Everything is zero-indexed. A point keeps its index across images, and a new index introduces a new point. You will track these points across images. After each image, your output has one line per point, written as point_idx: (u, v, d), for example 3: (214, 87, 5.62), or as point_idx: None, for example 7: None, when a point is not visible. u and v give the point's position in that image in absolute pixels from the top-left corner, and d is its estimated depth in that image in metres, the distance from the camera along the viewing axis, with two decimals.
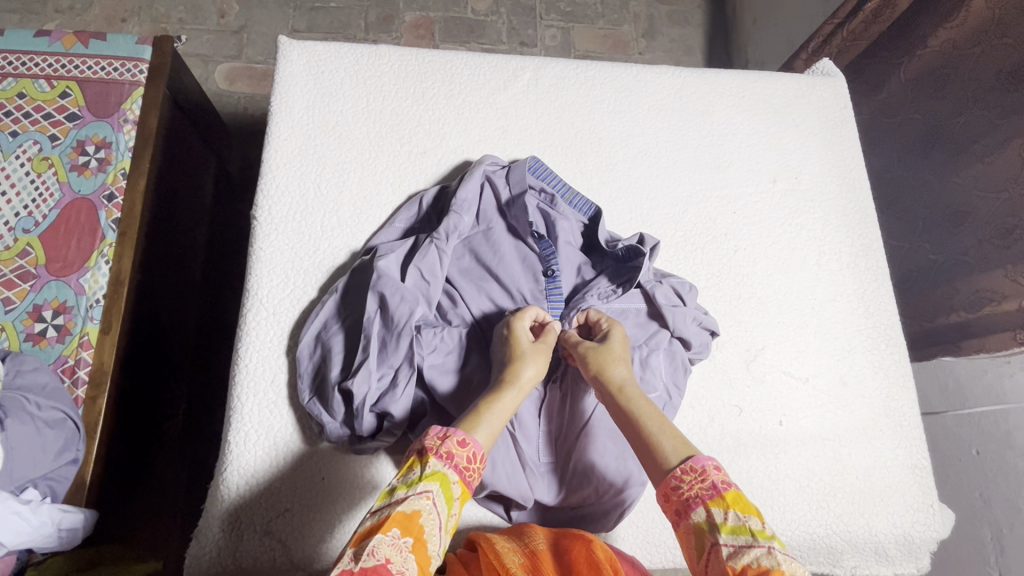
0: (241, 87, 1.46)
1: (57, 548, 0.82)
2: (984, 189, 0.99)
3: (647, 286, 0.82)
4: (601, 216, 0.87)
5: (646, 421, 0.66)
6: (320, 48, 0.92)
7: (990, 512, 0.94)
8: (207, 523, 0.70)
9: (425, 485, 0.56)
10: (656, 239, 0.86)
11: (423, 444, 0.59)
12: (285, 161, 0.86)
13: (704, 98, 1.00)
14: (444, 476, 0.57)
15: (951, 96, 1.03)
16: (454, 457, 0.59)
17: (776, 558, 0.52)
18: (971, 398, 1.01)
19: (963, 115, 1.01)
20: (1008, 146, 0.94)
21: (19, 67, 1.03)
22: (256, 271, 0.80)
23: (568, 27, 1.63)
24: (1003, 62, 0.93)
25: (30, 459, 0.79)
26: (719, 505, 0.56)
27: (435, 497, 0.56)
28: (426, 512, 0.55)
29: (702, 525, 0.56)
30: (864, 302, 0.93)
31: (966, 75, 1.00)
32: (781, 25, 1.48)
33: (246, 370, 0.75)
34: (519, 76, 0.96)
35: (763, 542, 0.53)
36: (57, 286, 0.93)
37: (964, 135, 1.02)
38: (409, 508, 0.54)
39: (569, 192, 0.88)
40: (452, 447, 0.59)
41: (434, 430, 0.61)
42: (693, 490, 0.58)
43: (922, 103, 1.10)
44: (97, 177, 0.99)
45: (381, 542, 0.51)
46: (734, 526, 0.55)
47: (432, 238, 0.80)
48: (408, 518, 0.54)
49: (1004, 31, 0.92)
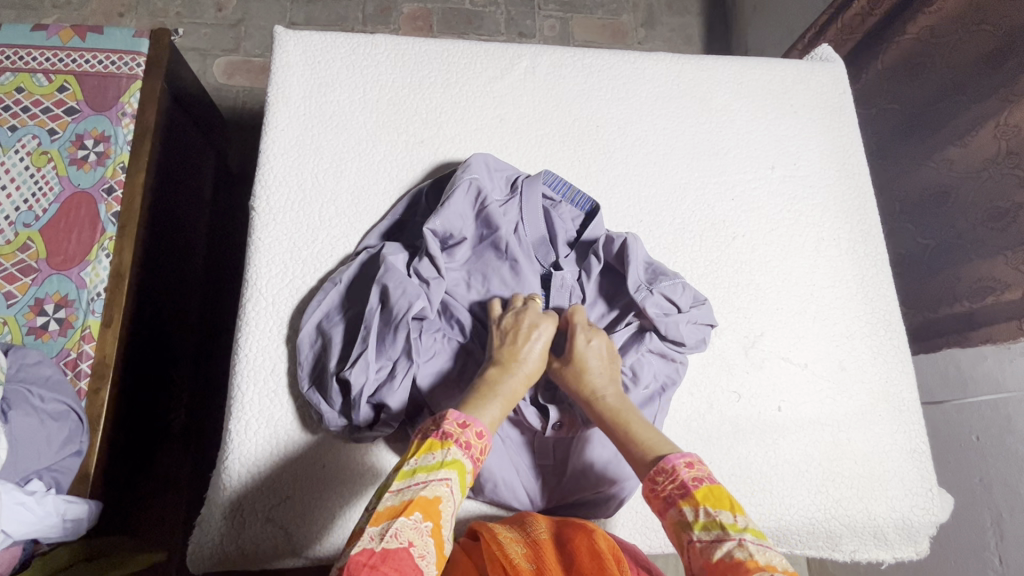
0: (240, 80, 1.46)
1: (63, 539, 0.82)
2: (960, 170, 0.99)
3: (636, 295, 0.79)
4: (598, 213, 0.86)
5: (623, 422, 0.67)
6: (317, 37, 0.92)
7: (990, 497, 0.94)
8: (209, 510, 0.71)
9: (446, 472, 0.56)
10: (625, 238, 0.83)
11: (444, 429, 0.59)
12: (283, 151, 0.86)
13: (702, 85, 1.00)
14: (463, 464, 0.58)
15: (936, 81, 1.03)
16: (472, 446, 0.59)
17: (748, 549, 0.52)
18: (970, 384, 1.01)
19: (944, 100, 1.02)
20: (983, 127, 0.94)
21: (16, 61, 1.03)
22: (254, 261, 0.80)
23: (567, 17, 1.63)
24: (982, 49, 0.93)
25: (34, 451, 0.79)
26: (689, 503, 0.57)
27: (454, 484, 0.56)
28: (446, 499, 0.55)
29: (677, 525, 0.57)
30: (862, 287, 0.93)
31: (945, 64, 1.00)
32: (781, 13, 1.47)
33: (246, 359, 0.76)
34: (517, 65, 0.96)
35: (734, 535, 0.53)
36: (59, 279, 0.93)
37: (944, 118, 1.02)
38: (430, 494, 0.54)
39: (569, 192, 0.88)
40: (471, 437, 0.60)
41: (453, 415, 0.61)
42: (666, 490, 0.59)
43: (910, 91, 1.09)
44: (96, 171, 0.99)
45: (405, 525, 0.51)
46: (706, 523, 0.55)
47: (430, 228, 0.79)
48: (429, 503, 0.54)
49: (982, 18, 0.92)
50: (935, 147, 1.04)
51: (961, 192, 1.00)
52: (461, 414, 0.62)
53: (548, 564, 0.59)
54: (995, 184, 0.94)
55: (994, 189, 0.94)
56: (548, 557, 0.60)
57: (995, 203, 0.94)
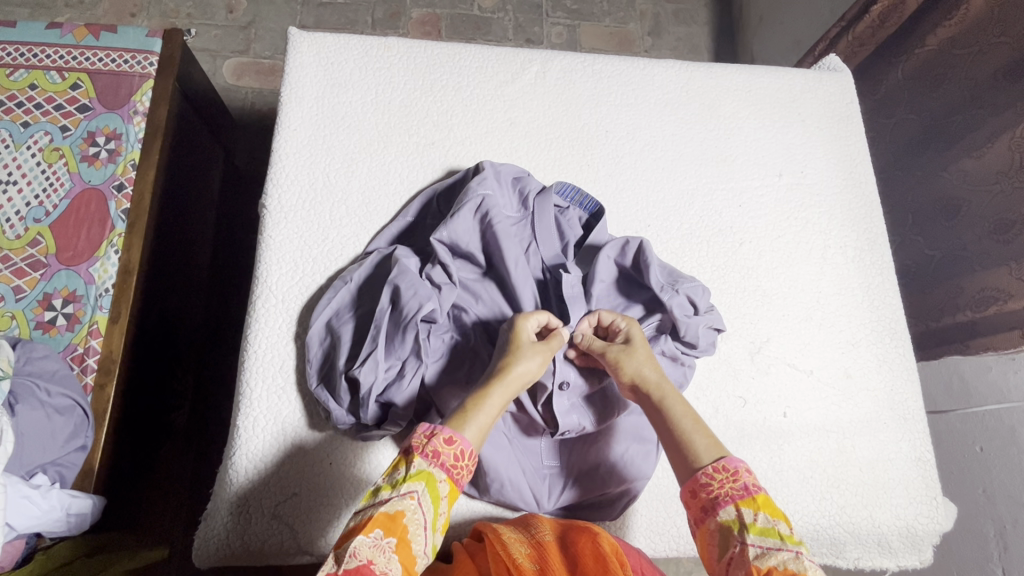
0: (249, 81, 1.48)
1: (65, 534, 0.82)
2: (976, 183, 1.00)
3: (661, 295, 0.80)
4: (603, 215, 0.86)
5: (678, 421, 0.65)
6: (329, 39, 0.93)
7: (993, 507, 0.94)
8: (216, 507, 0.71)
9: (410, 486, 0.56)
10: (640, 242, 0.83)
11: (410, 442, 0.59)
12: (294, 151, 0.87)
13: (710, 92, 1.01)
14: (430, 476, 0.57)
15: (949, 93, 1.04)
16: (440, 455, 0.58)
17: (803, 563, 0.52)
18: (974, 394, 1.02)
19: (958, 112, 1.02)
20: (998, 141, 0.95)
21: (30, 58, 1.04)
22: (265, 259, 0.81)
23: (575, 25, 1.64)
24: (1000, 61, 0.94)
25: (39, 444, 0.80)
26: (749, 505, 0.56)
27: (421, 498, 0.56)
28: (411, 513, 0.55)
29: (730, 524, 0.56)
30: (869, 296, 0.94)
31: (960, 75, 1.01)
32: (787, 24, 1.49)
33: (255, 357, 0.76)
34: (527, 70, 0.97)
35: (791, 547, 0.53)
36: (67, 275, 0.94)
37: (959, 130, 1.03)
38: (392, 509, 0.54)
39: (578, 195, 0.88)
40: (439, 445, 0.58)
41: (423, 426, 0.60)
42: (723, 488, 0.58)
43: (921, 102, 1.10)
44: (107, 168, 1.00)
45: (363, 542, 0.51)
46: (763, 528, 0.55)
47: (437, 239, 0.80)
48: (391, 519, 0.54)
49: (999, 31, 0.93)
50: (951, 159, 1.05)
51: (974, 205, 1.01)
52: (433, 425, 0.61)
53: (551, 564, 0.59)
54: (1008, 196, 0.95)
55: (1004, 201, 0.95)
56: (551, 557, 0.60)
57: (1003, 214, 0.95)
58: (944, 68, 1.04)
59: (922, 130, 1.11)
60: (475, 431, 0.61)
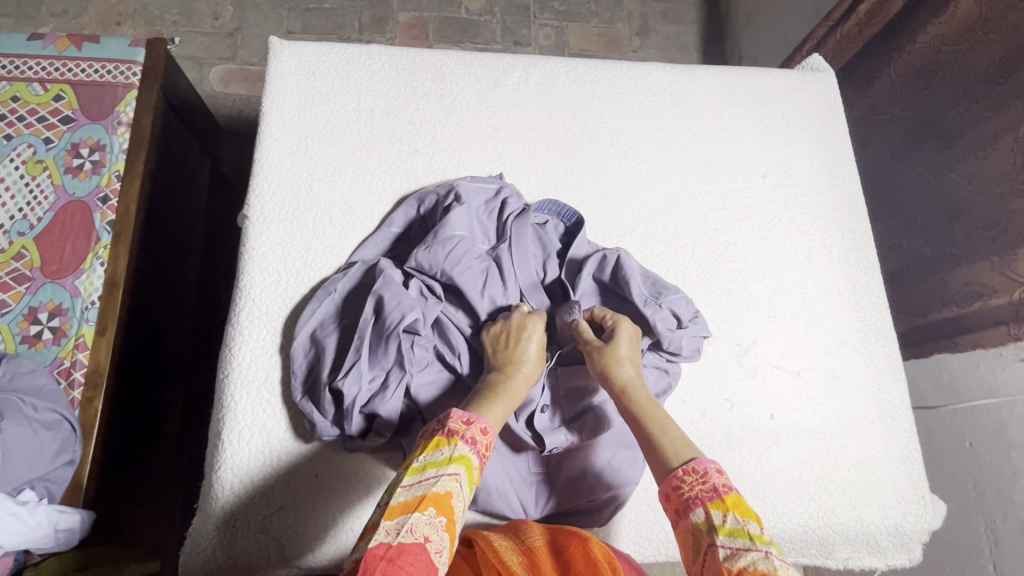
0: (236, 89, 1.47)
1: (54, 549, 0.82)
2: (967, 179, 1.00)
3: (645, 310, 0.79)
4: (581, 225, 0.86)
5: (652, 423, 0.66)
6: (311, 47, 0.93)
7: (983, 503, 0.95)
8: (203, 522, 0.71)
9: (454, 467, 0.57)
10: (620, 254, 0.83)
11: (448, 427, 0.59)
12: (277, 161, 0.86)
13: (694, 94, 1.01)
14: (470, 461, 0.58)
15: (939, 92, 1.04)
16: (478, 443, 0.60)
17: (772, 562, 0.51)
18: (962, 390, 1.02)
19: (952, 107, 1.02)
20: (999, 142, 0.93)
21: (12, 70, 1.03)
22: (248, 270, 0.81)
23: (562, 26, 1.64)
24: (991, 56, 0.94)
25: (26, 460, 0.79)
26: (718, 507, 0.56)
27: (463, 480, 0.56)
28: (456, 494, 0.55)
29: (700, 526, 0.56)
30: (854, 295, 0.94)
31: (950, 72, 1.01)
32: (774, 23, 1.49)
33: (239, 369, 0.76)
34: (510, 75, 0.96)
35: (760, 546, 0.52)
36: (53, 288, 0.93)
37: (955, 127, 1.01)
38: (442, 489, 0.55)
39: (554, 205, 0.87)
40: (476, 433, 0.60)
41: (457, 413, 0.61)
42: (693, 491, 0.58)
43: (914, 100, 1.09)
44: (91, 179, 0.99)
45: (419, 520, 0.52)
46: (732, 529, 0.54)
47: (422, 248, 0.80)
48: (442, 498, 0.54)
49: (990, 28, 0.93)
50: (942, 156, 1.05)
51: (964, 202, 1.01)
52: (465, 412, 0.62)
53: (544, 570, 0.59)
54: (998, 193, 0.95)
55: (994, 198, 0.95)
56: (543, 564, 0.60)
57: (997, 211, 0.94)
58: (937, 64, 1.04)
59: (912, 130, 1.11)
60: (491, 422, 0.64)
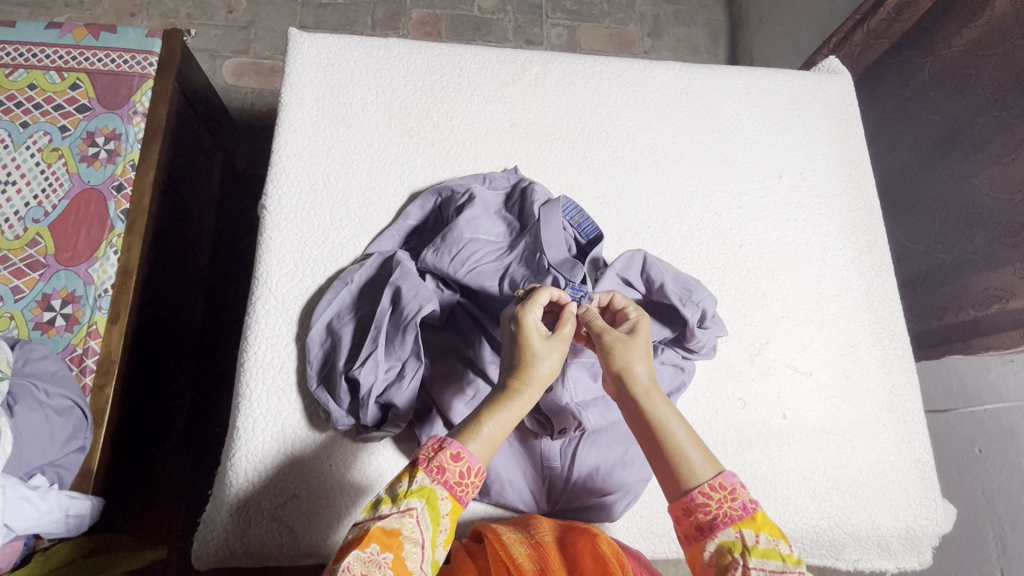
0: (249, 82, 1.47)
1: (65, 534, 0.82)
2: (991, 186, 0.99)
3: (684, 310, 0.78)
4: (597, 239, 0.82)
5: (672, 431, 0.60)
6: (330, 40, 0.93)
7: (992, 509, 0.94)
8: (217, 509, 0.71)
9: (410, 502, 0.55)
10: (645, 254, 0.82)
11: (418, 456, 0.58)
12: (295, 152, 0.86)
13: (710, 93, 1.01)
14: (432, 492, 0.55)
15: (968, 98, 1.03)
16: (445, 472, 0.56)
17: None
18: (973, 396, 1.02)
19: (979, 116, 1.01)
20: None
21: (30, 58, 1.04)
22: (265, 260, 0.81)
23: (574, 26, 1.64)
24: (1021, 63, 0.93)
25: (38, 445, 0.79)
26: (750, 526, 0.55)
27: (420, 515, 0.54)
28: (409, 531, 0.53)
29: (730, 546, 0.55)
30: (868, 297, 0.94)
31: (981, 77, 1.00)
32: (787, 26, 1.49)
33: (255, 358, 0.76)
34: (528, 71, 0.97)
35: (792, 567, 0.54)
36: (66, 276, 0.93)
37: (981, 135, 1.01)
38: (389, 525, 0.53)
39: (578, 215, 0.83)
40: (445, 460, 0.56)
41: (433, 440, 0.59)
42: (721, 509, 0.56)
43: (943, 104, 1.08)
44: (107, 168, 0.99)
45: (357, 557, 0.51)
46: (765, 550, 0.54)
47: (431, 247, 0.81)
48: (388, 535, 0.53)
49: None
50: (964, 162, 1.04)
51: (987, 208, 1.00)
52: (443, 437, 0.59)
53: (553, 564, 0.59)
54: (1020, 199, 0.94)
55: (1016, 205, 0.95)
56: (551, 557, 0.60)
57: (1013, 219, 0.95)
58: (967, 70, 1.03)
59: (936, 136, 1.11)
60: (481, 446, 0.58)
